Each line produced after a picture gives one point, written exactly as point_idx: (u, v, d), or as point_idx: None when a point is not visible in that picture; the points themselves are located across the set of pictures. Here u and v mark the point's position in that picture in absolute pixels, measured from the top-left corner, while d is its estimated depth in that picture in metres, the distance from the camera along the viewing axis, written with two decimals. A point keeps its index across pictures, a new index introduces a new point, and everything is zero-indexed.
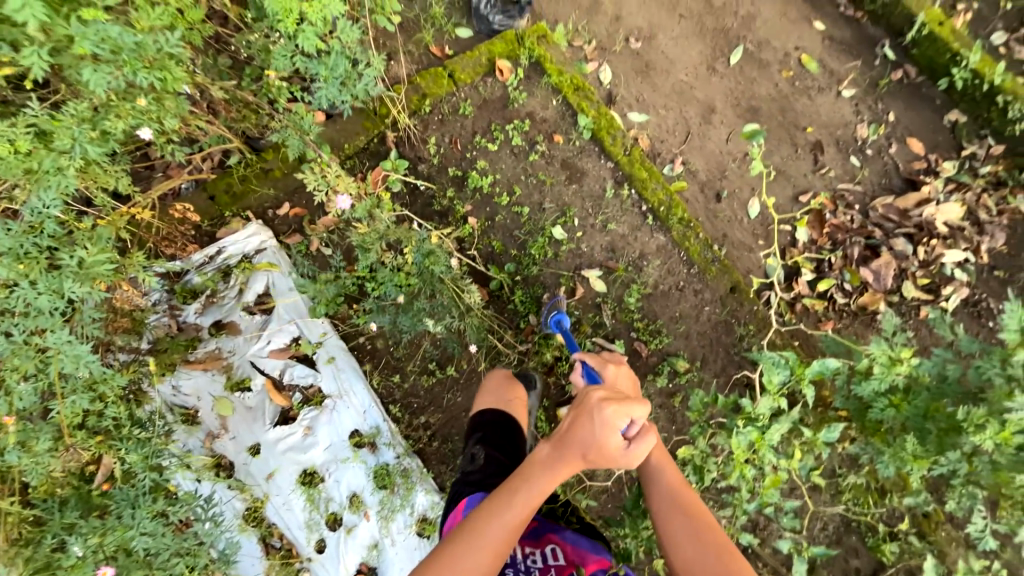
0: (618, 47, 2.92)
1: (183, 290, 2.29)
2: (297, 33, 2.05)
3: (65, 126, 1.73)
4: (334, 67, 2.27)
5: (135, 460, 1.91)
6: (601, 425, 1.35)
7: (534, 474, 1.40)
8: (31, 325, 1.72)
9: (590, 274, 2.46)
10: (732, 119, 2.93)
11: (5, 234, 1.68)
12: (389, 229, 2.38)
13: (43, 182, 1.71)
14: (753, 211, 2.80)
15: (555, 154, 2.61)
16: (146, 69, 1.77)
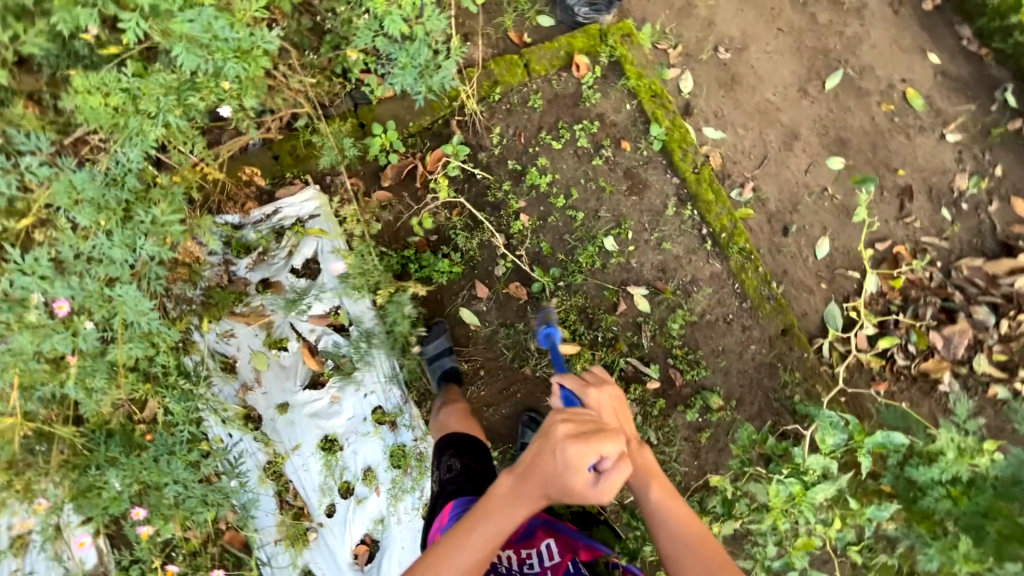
0: (705, 56, 2.76)
1: (238, 244, 2.34)
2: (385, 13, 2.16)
3: (153, 95, 1.84)
4: (415, 55, 2.26)
5: (177, 412, 2.04)
6: (564, 461, 1.28)
7: (500, 507, 1.38)
8: (101, 271, 1.86)
9: (635, 292, 2.38)
10: (815, 149, 2.72)
11: (90, 183, 1.82)
12: (373, 272, 2.35)
13: (128, 138, 1.85)
14: (822, 251, 2.62)
15: (619, 161, 2.50)
16: (236, 58, 1.86)
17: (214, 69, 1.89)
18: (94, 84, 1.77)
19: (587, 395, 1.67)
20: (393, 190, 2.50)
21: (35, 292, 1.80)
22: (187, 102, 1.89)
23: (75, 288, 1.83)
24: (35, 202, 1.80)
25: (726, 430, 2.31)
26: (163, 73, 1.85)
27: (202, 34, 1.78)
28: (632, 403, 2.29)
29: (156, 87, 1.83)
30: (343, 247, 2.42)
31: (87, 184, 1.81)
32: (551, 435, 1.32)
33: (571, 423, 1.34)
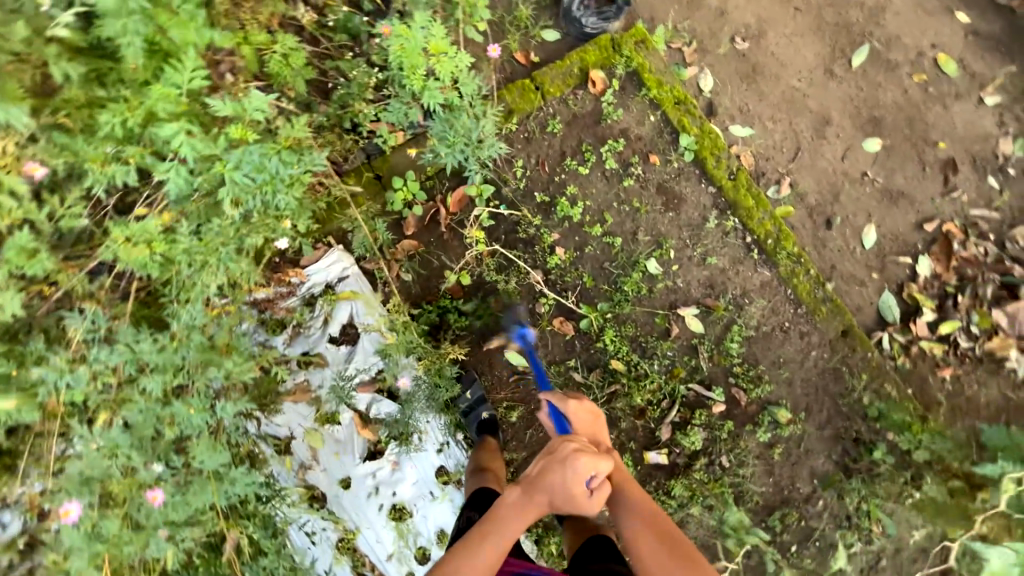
0: (723, 49, 2.60)
1: (272, 321, 2.25)
2: (424, 89, 2.11)
3: (211, 245, 1.79)
4: (463, 132, 2.21)
5: (268, 544, 1.89)
6: (573, 474, 1.38)
7: (504, 522, 1.41)
8: (178, 425, 1.75)
9: (686, 313, 2.29)
10: (849, 133, 2.59)
11: (156, 350, 1.73)
12: (417, 343, 2.20)
13: (178, 262, 1.76)
14: (869, 240, 2.52)
15: (650, 177, 2.39)
16: (287, 188, 1.83)
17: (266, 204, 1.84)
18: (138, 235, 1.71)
19: (568, 409, 1.64)
20: (418, 238, 2.38)
21: (92, 446, 1.68)
22: (247, 244, 1.85)
23: (141, 444, 1.73)
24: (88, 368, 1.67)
25: (798, 442, 2.26)
26: (210, 216, 1.79)
27: (254, 174, 1.74)
28: (699, 429, 2.24)
29: (213, 237, 1.78)
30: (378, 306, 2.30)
31: (152, 352, 1.72)
32: (560, 450, 1.42)
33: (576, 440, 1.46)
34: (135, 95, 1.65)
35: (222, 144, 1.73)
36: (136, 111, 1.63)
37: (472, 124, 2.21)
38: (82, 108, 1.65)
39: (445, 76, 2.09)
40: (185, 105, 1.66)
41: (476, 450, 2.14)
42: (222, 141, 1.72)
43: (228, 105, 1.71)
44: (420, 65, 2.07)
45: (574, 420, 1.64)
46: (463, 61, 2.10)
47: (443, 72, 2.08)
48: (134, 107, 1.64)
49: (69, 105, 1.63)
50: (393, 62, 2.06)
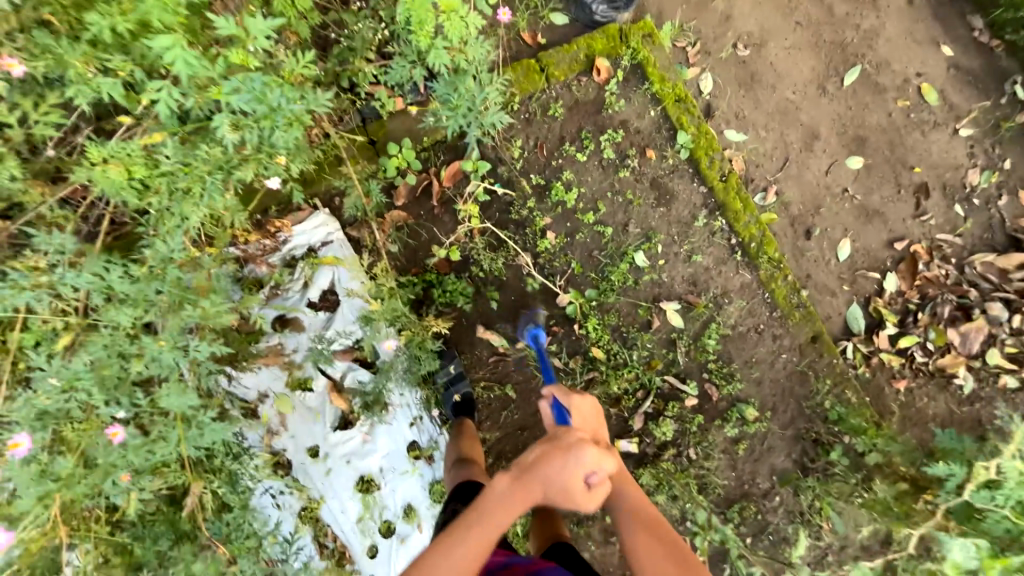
0: (725, 54, 2.65)
1: (248, 280, 2.16)
2: (429, 47, 1.96)
3: (197, 174, 1.70)
4: (467, 96, 2.12)
5: (234, 500, 1.83)
6: (574, 467, 1.31)
7: (491, 513, 1.36)
8: (138, 366, 1.64)
9: (668, 307, 2.34)
10: (835, 148, 2.69)
11: (129, 282, 1.61)
12: (403, 314, 2.14)
13: (165, 192, 1.66)
14: (844, 253, 2.63)
15: (645, 171, 2.41)
16: (285, 126, 1.73)
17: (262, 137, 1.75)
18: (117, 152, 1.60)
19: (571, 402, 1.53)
20: (408, 209, 2.33)
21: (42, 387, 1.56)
22: (233, 174, 1.75)
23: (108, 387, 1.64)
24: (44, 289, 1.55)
25: (762, 440, 2.34)
26: (202, 146, 1.69)
27: (254, 103, 1.65)
28: (671, 421, 2.29)
29: (198, 163, 1.68)
30: (360, 272, 2.24)
31: (122, 283, 1.61)
32: (563, 437, 1.37)
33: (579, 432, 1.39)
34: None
35: (219, 67, 1.63)
36: (129, 17, 1.49)
37: (475, 88, 2.12)
38: (69, 10, 1.51)
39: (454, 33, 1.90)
40: (182, 17, 1.53)
41: (454, 433, 2.11)
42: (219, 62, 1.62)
43: (233, 24, 1.52)
44: (429, 21, 1.89)
45: (578, 413, 1.53)
46: (473, 22, 1.92)
47: (452, 29, 1.90)
48: (127, 12, 1.50)
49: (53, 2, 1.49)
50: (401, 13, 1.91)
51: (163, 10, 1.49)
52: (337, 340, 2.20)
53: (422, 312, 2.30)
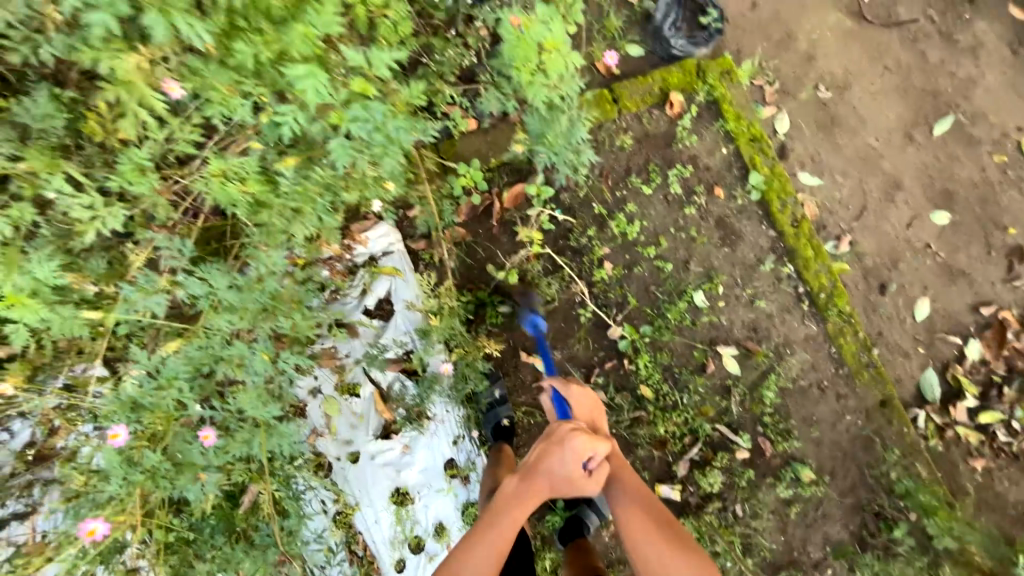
0: (804, 95, 2.56)
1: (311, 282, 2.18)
2: (529, 83, 1.99)
3: (310, 197, 1.84)
4: (561, 133, 2.14)
5: (291, 507, 1.91)
6: (571, 455, 1.53)
7: (505, 508, 1.50)
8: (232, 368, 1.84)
9: (724, 352, 2.24)
10: (919, 201, 2.53)
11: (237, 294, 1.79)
12: (456, 335, 2.19)
13: (265, 211, 1.80)
14: (921, 312, 2.45)
15: (711, 209, 2.35)
16: (394, 154, 1.84)
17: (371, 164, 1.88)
18: (235, 168, 1.72)
19: (569, 392, 1.75)
20: (468, 226, 2.36)
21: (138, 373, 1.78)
22: (338, 195, 1.92)
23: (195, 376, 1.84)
24: (156, 286, 1.74)
25: (816, 506, 2.18)
26: (312, 169, 1.84)
27: (372, 133, 1.72)
28: (718, 472, 2.17)
29: (312, 186, 1.83)
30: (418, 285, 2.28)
31: (229, 291, 1.78)
32: (558, 432, 1.59)
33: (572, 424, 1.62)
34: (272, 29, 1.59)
35: (343, 96, 1.72)
36: (272, 48, 1.58)
37: (570, 127, 2.14)
38: (223, 37, 1.57)
39: (554, 76, 1.95)
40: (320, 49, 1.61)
41: (490, 459, 2.06)
42: (343, 92, 1.72)
43: (359, 57, 1.62)
44: (532, 57, 1.91)
45: (575, 404, 1.75)
46: (574, 62, 1.95)
47: (553, 71, 1.93)
48: (272, 43, 1.58)
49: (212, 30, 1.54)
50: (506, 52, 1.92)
51: (305, 41, 1.57)
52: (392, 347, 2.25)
53: (472, 330, 2.30)
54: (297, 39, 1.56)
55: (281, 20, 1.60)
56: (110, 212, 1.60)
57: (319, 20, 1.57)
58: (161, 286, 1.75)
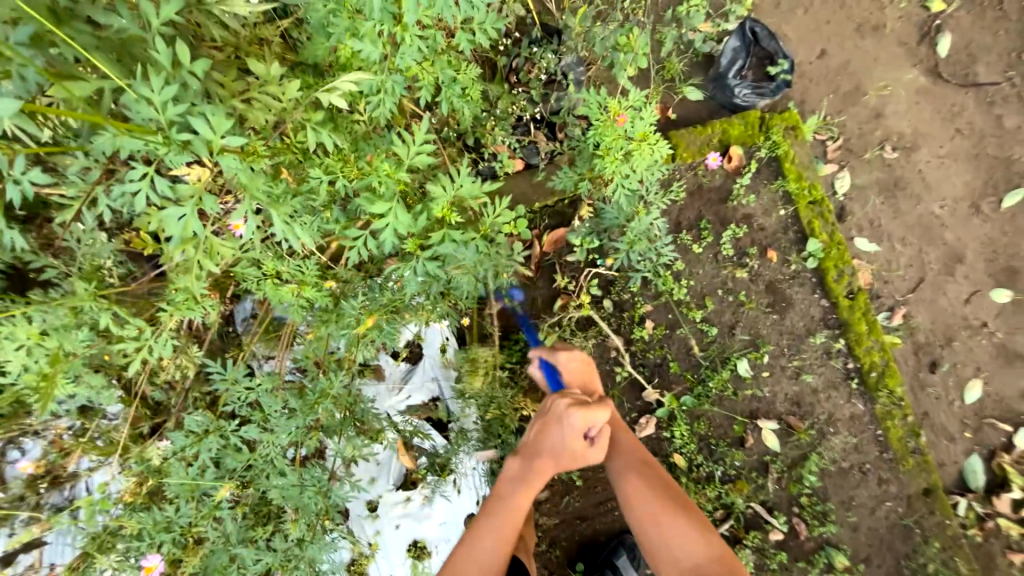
0: (869, 154, 2.39)
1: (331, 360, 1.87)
2: (614, 172, 1.84)
3: (379, 319, 1.75)
4: (638, 232, 2.02)
5: None
6: (569, 429, 1.48)
7: (509, 490, 1.50)
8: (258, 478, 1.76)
9: (765, 426, 2.17)
10: (980, 276, 2.38)
11: (292, 419, 1.73)
12: (495, 395, 1.97)
13: (332, 320, 1.75)
14: (971, 395, 2.33)
15: (763, 273, 2.23)
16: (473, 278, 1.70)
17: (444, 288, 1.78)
18: (292, 271, 1.65)
19: (557, 359, 1.70)
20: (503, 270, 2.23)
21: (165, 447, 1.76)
22: (401, 317, 1.82)
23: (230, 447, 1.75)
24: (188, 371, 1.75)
25: None
26: (380, 292, 1.76)
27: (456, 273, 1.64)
28: (749, 552, 2.13)
29: (379, 311, 1.72)
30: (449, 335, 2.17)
31: (281, 419, 1.73)
32: (554, 407, 1.51)
33: (567, 397, 1.55)
34: (350, 152, 1.48)
35: (422, 225, 1.52)
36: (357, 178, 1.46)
37: (645, 218, 2.01)
38: (295, 156, 1.42)
39: (642, 166, 1.81)
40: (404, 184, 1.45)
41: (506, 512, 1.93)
42: (422, 218, 1.51)
43: (443, 187, 1.48)
44: (620, 147, 1.78)
45: (566, 371, 1.69)
46: (663, 151, 1.80)
47: (641, 162, 1.79)
48: (355, 169, 1.45)
49: (283, 150, 1.38)
50: (591, 136, 1.80)
51: (389, 177, 1.42)
52: (418, 394, 2.17)
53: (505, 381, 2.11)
54: (381, 176, 1.42)
55: (361, 136, 1.57)
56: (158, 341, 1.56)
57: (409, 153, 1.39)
58: (188, 354, 1.74)
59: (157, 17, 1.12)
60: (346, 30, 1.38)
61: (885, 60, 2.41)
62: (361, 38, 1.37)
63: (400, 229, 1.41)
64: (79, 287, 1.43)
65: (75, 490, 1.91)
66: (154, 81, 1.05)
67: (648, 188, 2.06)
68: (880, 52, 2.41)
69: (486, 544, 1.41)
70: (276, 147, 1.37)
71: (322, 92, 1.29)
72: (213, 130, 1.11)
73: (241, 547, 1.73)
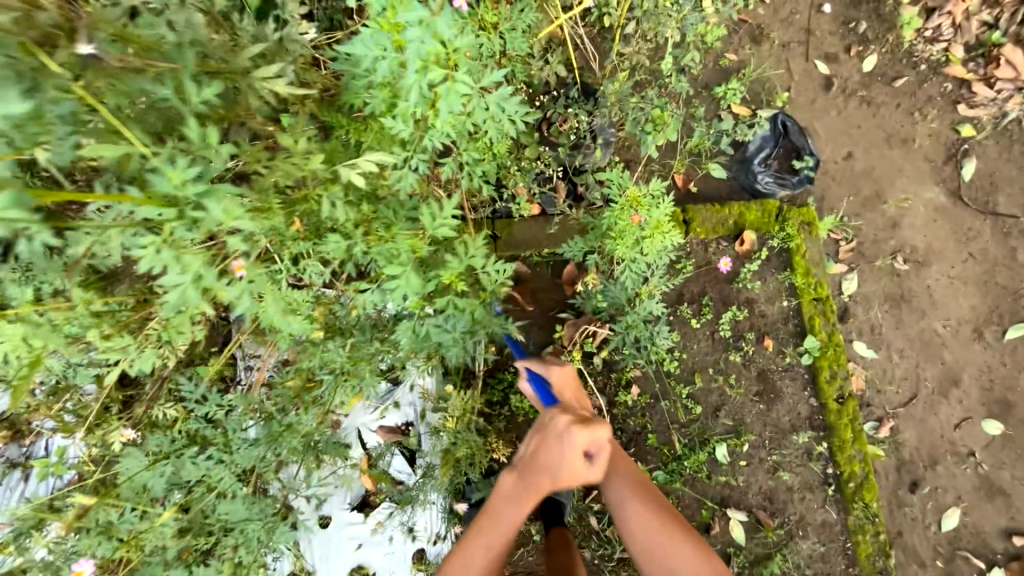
0: (880, 262, 2.41)
1: (306, 378, 1.83)
2: (624, 255, 1.95)
3: (366, 352, 1.80)
4: (637, 317, 2.08)
5: None
6: (571, 449, 1.39)
7: (499, 513, 1.39)
8: (209, 485, 1.74)
9: (733, 516, 2.13)
10: (973, 403, 2.35)
11: (252, 449, 1.75)
12: (468, 440, 1.98)
13: (315, 356, 1.77)
14: (948, 523, 2.28)
15: (756, 360, 2.22)
16: (463, 337, 1.78)
17: (433, 346, 1.80)
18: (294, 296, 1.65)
19: (550, 372, 1.70)
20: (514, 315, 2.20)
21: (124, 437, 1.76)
22: (385, 345, 1.81)
23: (187, 459, 1.73)
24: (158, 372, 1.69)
25: None
26: (370, 339, 1.81)
27: (445, 337, 1.70)
28: None
29: (366, 361, 1.79)
30: (439, 377, 2.08)
31: (243, 451, 1.74)
32: (555, 426, 1.42)
33: (568, 412, 1.47)
34: (367, 205, 1.62)
35: (432, 288, 1.65)
36: (365, 222, 1.60)
37: (648, 304, 2.07)
38: (306, 204, 1.50)
39: (649, 252, 1.93)
40: (419, 252, 1.59)
41: None
42: (432, 283, 1.63)
43: (457, 258, 1.62)
44: (632, 234, 1.90)
45: (560, 382, 1.70)
46: (673, 241, 1.93)
47: (650, 248, 1.91)
48: (366, 215, 1.61)
49: (302, 202, 1.50)
50: (606, 219, 1.95)
51: (408, 246, 1.57)
52: (391, 415, 2.13)
53: (484, 426, 2.09)
54: (399, 243, 1.57)
55: (375, 197, 1.66)
56: (139, 356, 1.60)
57: (431, 222, 1.56)
58: (163, 356, 1.68)
59: (198, 97, 1.30)
60: (383, 103, 1.51)
61: (909, 173, 2.44)
62: (396, 115, 1.51)
63: (410, 290, 1.53)
64: (77, 294, 1.47)
65: (31, 447, 1.88)
66: (180, 161, 1.21)
67: (655, 270, 2.09)
68: (904, 166, 2.45)
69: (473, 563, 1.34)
70: (294, 198, 1.49)
71: (344, 168, 1.42)
72: (225, 212, 1.29)
73: (174, 566, 1.71)
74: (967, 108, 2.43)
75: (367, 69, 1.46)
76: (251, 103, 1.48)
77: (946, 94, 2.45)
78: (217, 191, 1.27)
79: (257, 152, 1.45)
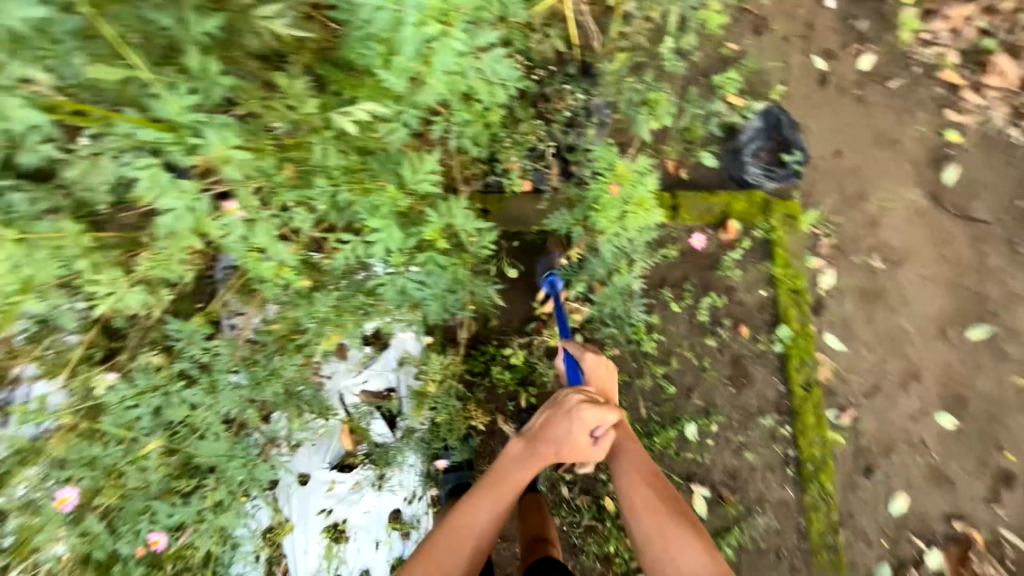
0: (858, 259, 2.49)
1: (290, 336, 1.88)
2: (608, 229, 2.04)
3: (356, 310, 1.84)
4: (612, 294, 2.16)
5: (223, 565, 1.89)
6: (579, 426, 1.42)
7: (504, 473, 1.44)
8: (189, 427, 1.80)
9: (697, 491, 2.24)
10: (931, 398, 2.48)
11: (235, 392, 1.81)
12: (445, 408, 2.07)
13: (301, 306, 1.80)
14: (896, 507, 2.43)
15: (730, 346, 2.30)
16: (442, 289, 1.84)
17: (407, 295, 1.85)
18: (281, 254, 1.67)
19: (585, 358, 1.70)
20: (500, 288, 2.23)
21: (108, 380, 1.77)
22: (376, 305, 1.85)
23: (168, 398, 1.77)
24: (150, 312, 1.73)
25: None
26: (354, 292, 1.83)
27: (425, 286, 1.81)
28: None
29: (349, 312, 1.82)
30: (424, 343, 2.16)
31: (229, 390, 1.81)
32: (566, 401, 1.45)
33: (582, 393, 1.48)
34: (361, 165, 1.64)
35: (411, 243, 1.70)
36: (355, 175, 1.62)
37: (626, 279, 2.14)
38: (290, 149, 1.57)
39: (632, 227, 2.03)
40: (401, 206, 1.65)
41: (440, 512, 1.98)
42: (412, 240, 1.69)
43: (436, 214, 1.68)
44: (615, 208, 2.01)
45: (590, 367, 1.69)
46: (654, 220, 2.03)
47: (634, 224, 2.02)
48: (355, 170, 1.62)
49: (293, 148, 1.57)
50: (591, 189, 2.05)
51: (388, 199, 1.62)
52: (373, 378, 2.18)
53: (467, 395, 2.13)
54: (379, 197, 1.61)
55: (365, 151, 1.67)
56: (129, 291, 1.60)
57: (414, 177, 1.62)
58: (153, 297, 1.70)
59: (198, 27, 1.33)
60: (380, 57, 1.50)
61: (893, 174, 2.51)
62: (390, 68, 1.51)
63: (391, 244, 1.60)
64: (68, 224, 1.47)
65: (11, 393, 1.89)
66: (180, 88, 1.29)
67: (634, 247, 2.14)
68: (889, 166, 2.51)
69: (486, 506, 1.40)
70: (287, 144, 1.56)
71: (338, 113, 1.46)
72: (222, 139, 1.36)
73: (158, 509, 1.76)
74: (955, 113, 2.49)
75: (365, 23, 1.45)
76: (249, 42, 1.50)
77: (937, 98, 2.50)
78: (216, 122, 1.39)
79: (252, 92, 1.48)
